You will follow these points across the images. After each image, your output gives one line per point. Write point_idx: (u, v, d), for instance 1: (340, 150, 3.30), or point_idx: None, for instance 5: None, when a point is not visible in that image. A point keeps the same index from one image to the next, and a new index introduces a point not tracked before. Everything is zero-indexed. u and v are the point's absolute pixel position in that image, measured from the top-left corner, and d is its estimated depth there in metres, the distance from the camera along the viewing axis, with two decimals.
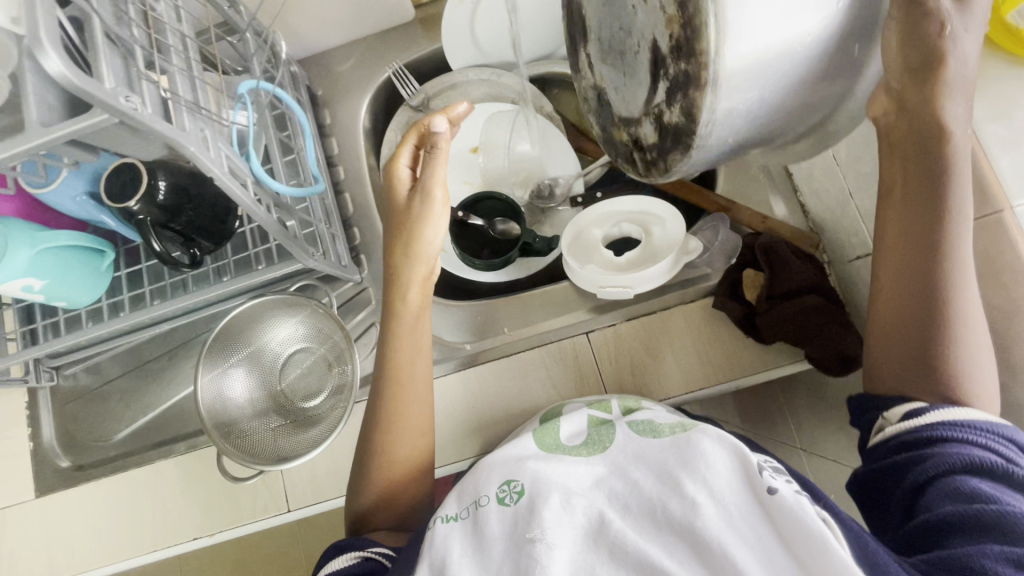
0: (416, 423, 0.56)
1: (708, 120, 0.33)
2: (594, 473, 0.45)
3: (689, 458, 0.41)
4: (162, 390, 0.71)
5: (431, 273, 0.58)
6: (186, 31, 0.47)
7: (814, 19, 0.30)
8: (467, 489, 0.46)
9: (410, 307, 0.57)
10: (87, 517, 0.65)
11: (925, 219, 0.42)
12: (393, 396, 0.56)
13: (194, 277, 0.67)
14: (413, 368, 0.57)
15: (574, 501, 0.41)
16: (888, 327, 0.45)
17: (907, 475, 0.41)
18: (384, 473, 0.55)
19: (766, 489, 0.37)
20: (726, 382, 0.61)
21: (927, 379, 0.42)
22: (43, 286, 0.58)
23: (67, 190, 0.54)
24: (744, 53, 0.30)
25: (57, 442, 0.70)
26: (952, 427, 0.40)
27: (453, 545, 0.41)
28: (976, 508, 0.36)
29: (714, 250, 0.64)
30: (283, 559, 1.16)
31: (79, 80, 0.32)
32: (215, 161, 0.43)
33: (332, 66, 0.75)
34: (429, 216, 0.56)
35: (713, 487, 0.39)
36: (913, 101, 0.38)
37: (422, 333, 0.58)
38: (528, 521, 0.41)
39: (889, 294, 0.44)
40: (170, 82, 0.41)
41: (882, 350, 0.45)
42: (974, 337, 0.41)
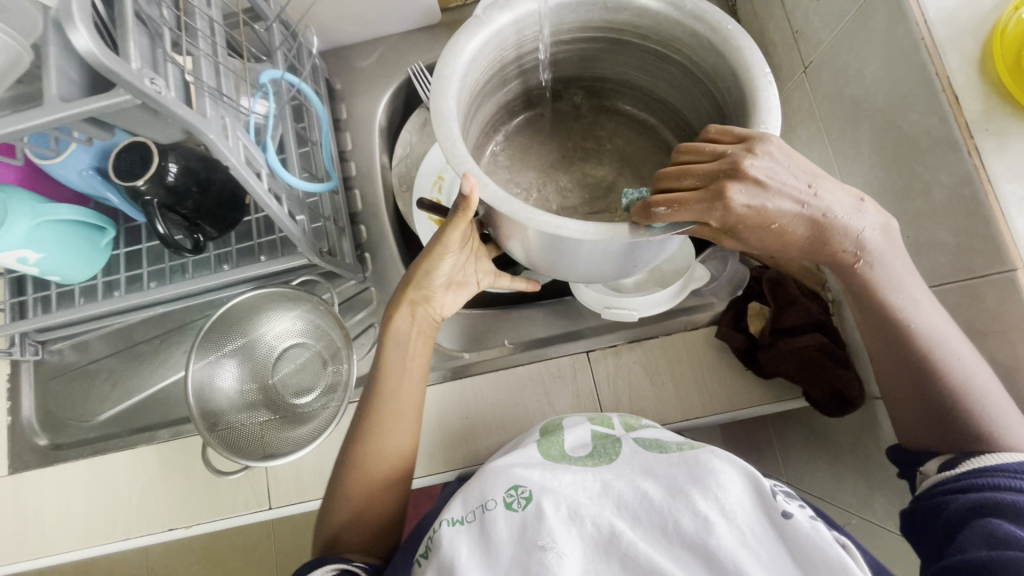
0: (394, 408, 0.55)
1: (621, 274, 0.48)
2: (600, 479, 0.44)
3: (702, 477, 0.41)
4: (151, 374, 0.70)
5: (429, 308, 0.55)
6: (215, 17, 0.46)
7: (633, 254, 0.42)
8: (473, 492, 0.45)
9: (405, 335, 0.55)
10: (61, 500, 0.63)
11: (880, 324, 0.45)
12: (383, 383, 0.55)
13: (194, 262, 0.66)
14: (404, 367, 0.55)
15: (579, 513, 0.41)
16: (903, 405, 0.46)
17: (941, 513, 0.41)
18: (369, 471, 0.53)
19: (781, 513, 0.37)
20: (722, 413, 0.61)
21: (951, 434, 0.43)
22: (39, 258, 0.56)
23: (74, 164, 0.52)
24: (588, 277, 0.47)
25: (36, 419, 0.68)
26: (985, 472, 0.40)
27: (460, 547, 0.41)
28: (1000, 553, 0.36)
29: (721, 281, 0.64)
30: (254, 553, 1.14)
31: (107, 59, 0.31)
32: (233, 150, 0.42)
33: (353, 62, 0.75)
34: (433, 266, 0.52)
35: (728, 508, 0.38)
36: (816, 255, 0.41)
37: (416, 342, 0.56)
38: (537, 528, 0.40)
39: (891, 380, 0.46)
40: (193, 67, 0.40)
41: (909, 422, 0.46)
42: (983, 387, 0.41)
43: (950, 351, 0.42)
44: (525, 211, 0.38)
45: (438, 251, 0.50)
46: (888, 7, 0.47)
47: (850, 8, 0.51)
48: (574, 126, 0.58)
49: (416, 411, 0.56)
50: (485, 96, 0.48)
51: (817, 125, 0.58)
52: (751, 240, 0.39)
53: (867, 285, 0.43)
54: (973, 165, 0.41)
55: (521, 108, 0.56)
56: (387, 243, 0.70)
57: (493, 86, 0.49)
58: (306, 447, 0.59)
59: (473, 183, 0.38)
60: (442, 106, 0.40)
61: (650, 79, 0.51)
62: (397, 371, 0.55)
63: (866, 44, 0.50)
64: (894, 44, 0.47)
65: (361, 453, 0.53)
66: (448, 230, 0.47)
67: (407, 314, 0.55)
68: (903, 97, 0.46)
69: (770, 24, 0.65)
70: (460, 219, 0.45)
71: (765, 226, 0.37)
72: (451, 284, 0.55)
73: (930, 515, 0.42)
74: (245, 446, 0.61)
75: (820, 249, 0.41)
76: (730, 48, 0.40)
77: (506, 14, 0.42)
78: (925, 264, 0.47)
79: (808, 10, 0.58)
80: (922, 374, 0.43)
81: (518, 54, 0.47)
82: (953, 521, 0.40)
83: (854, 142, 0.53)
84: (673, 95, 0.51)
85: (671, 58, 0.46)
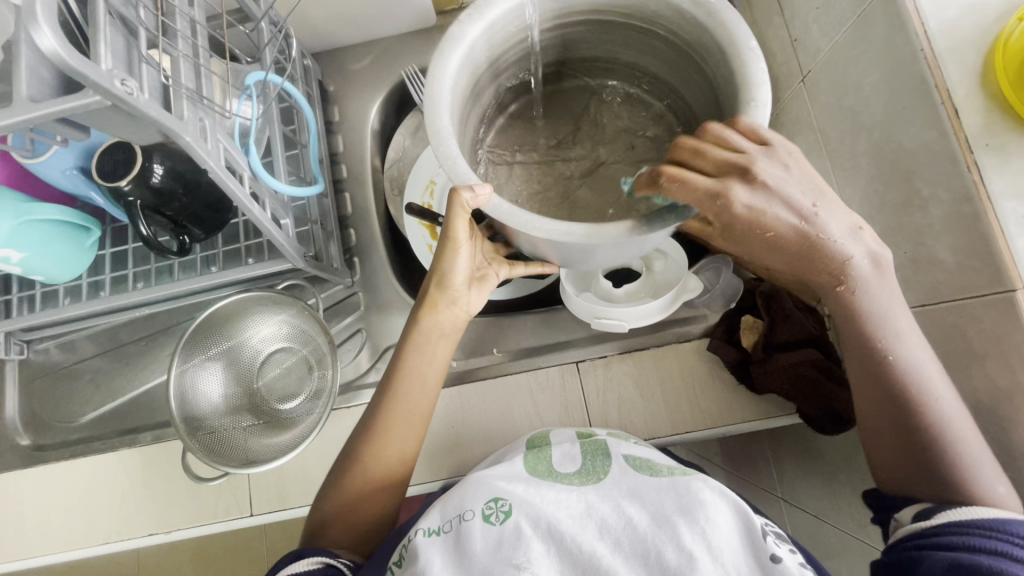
0: (407, 409, 0.52)
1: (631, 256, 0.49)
2: (585, 500, 0.43)
3: (690, 508, 0.39)
4: (136, 375, 0.69)
5: (452, 308, 0.53)
6: (199, 17, 0.45)
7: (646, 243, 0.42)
8: (451, 502, 0.44)
9: (433, 325, 0.53)
10: (41, 502, 0.63)
11: (868, 358, 0.43)
12: (395, 384, 0.52)
13: (181, 264, 0.65)
14: (423, 364, 0.53)
15: (559, 533, 0.39)
16: (881, 445, 0.44)
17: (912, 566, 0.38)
18: (365, 474, 0.50)
19: (770, 557, 0.37)
20: (713, 429, 0.60)
21: (928, 477, 0.41)
22: (22, 258, 0.56)
23: (57, 163, 0.52)
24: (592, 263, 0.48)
25: (20, 419, 0.67)
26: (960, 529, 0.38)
27: (434, 558, 0.39)
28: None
29: (714, 292, 0.64)
30: (244, 555, 1.13)
31: (74, 61, 0.30)
32: (212, 153, 0.42)
33: (348, 64, 0.74)
34: (453, 261, 0.50)
35: (715, 545, 0.37)
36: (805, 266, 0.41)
37: (438, 339, 0.53)
38: (513, 545, 0.39)
39: (874, 420, 0.44)
40: (171, 68, 0.39)
41: (887, 460, 0.44)
42: (962, 432, 0.40)
43: (931, 390, 0.41)
44: (538, 225, 0.38)
45: (449, 244, 0.48)
46: (887, 17, 0.46)
47: (848, 17, 0.50)
48: (571, 106, 0.57)
49: (424, 416, 0.53)
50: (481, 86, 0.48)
51: (816, 136, 0.57)
52: (739, 240, 0.40)
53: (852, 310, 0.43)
54: (972, 180, 0.40)
55: (518, 90, 0.55)
56: (377, 248, 0.69)
57: (488, 75, 0.48)
58: (289, 454, 0.58)
59: (484, 194, 0.40)
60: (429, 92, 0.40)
61: (640, 55, 0.51)
62: (415, 367, 0.53)
63: (865, 55, 0.48)
64: (893, 54, 0.45)
65: (363, 451, 0.51)
66: (450, 224, 0.45)
67: (432, 314, 0.52)
68: (901, 109, 0.45)
69: (768, 32, 0.63)
70: (459, 213, 0.44)
71: (756, 232, 0.39)
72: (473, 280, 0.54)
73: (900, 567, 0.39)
74: (227, 451, 0.60)
75: (811, 264, 0.41)
76: (716, 21, 0.40)
77: (499, 2, 0.42)
78: (922, 281, 0.46)
79: (807, 18, 0.56)
80: (906, 413, 0.42)
81: (512, 41, 0.46)
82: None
83: (851, 154, 0.52)
84: (664, 70, 0.51)
85: (658, 33, 0.46)
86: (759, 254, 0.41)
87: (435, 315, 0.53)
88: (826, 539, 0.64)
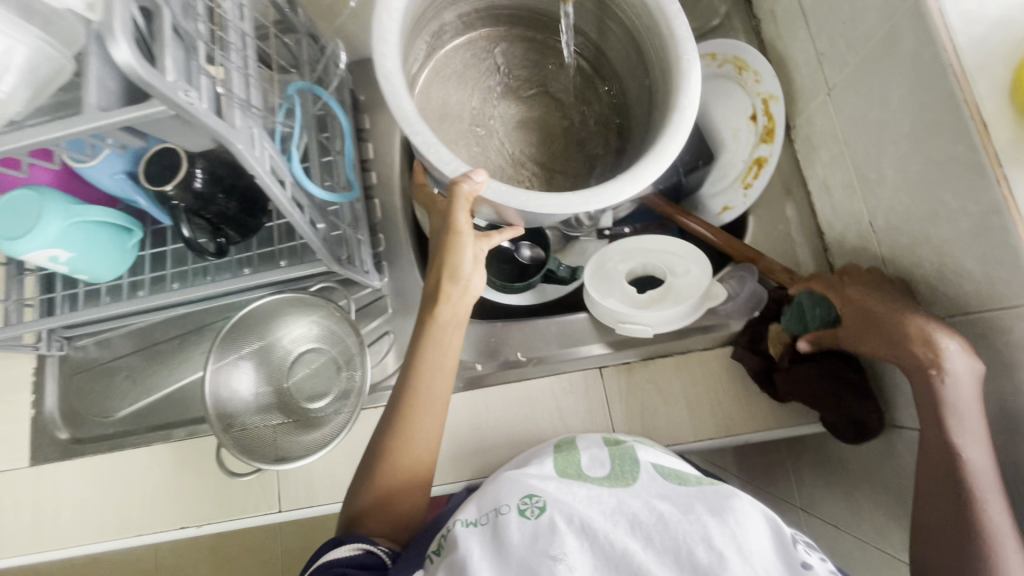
0: (425, 397, 0.51)
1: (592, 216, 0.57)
2: (615, 497, 0.43)
3: (720, 510, 0.40)
4: (170, 373, 0.71)
5: (464, 296, 0.52)
6: (248, 30, 0.47)
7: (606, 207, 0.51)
8: (488, 497, 0.46)
9: (441, 321, 0.51)
10: (77, 494, 0.65)
11: (938, 446, 0.42)
12: (414, 374, 0.52)
13: (216, 266, 0.67)
14: (439, 358, 0.52)
15: (592, 529, 0.40)
16: (925, 535, 0.43)
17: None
18: (394, 469, 0.50)
19: (801, 563, 0.37)
20: (736, 435, 0.61)
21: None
22: (69, 257, 0.58)
23: (107, 167, 0.54)
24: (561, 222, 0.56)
25: (58, 413, 0.69)
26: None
27: (473, 546, 0.40)
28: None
29: (737, 301, 0.64)
30: (260, 554, 1.15)
31: (144, 71, 0.32)
32: (259, 160, 0.43)
33: (378, 74, 0.76)
34: (456, 251, 0.50)
35: (744, 546, 0.37)
36: (893, 348, 0.45)
37: (451, 339, 0.52)
38: (549, 537, 0.40)
39: (929, 513, 0.43)
40: (224, 78, 0.42)
41: (930, 553, 0.42)
42: (1009, 552, 0.39)
43: (990, 499, 0.40)
44: (532, 200, 0.47)
45: (453, 238, 0.49)
46: (915, 31, 0.47)
47: (875, 31, 0.51)
48: (518, 60, 0.67)
49: (445, 403, 0.53)
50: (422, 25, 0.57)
51: (842, 148, 0.58)
52: (846, 322, 0.50)
53: (935, 395, 0.42)
54: (1001, 193, 0.41)
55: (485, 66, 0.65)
56: (405, 252, 0.71)
57: (432, 15, 0.58)
58: (316, 454, 0.59)
59: (481, 181, 0.46)
60: (387, 26, 0.48)
61: (615, 52, 0.63)
62: (434, 364, 0.52)
63: (892, 69, 0.49)
64: (921, 68, 0.46)
65: (390, 447, 0.51)
66: (452, 221, 0.48)
67: (449, 305, 0.51)
68: (929, 121, 0.46)
69: (794, 45, 0.65)
70: (460, 208, 0.47)
71: (863, 311, 0.48)
72: (479, 262, 0.52)
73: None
74: (258, 449, 0.62)
75: (898, 346, 0.44)
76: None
77: None
78: (951, 294, 0.46)
79: (833, 32, 0.58)
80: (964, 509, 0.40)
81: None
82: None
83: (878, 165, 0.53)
84: (625, 58, 0.62)
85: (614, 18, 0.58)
86: (856, 325, 0.48)
87: (452, 306, 0.51)
88: (844, 549, 0.64)
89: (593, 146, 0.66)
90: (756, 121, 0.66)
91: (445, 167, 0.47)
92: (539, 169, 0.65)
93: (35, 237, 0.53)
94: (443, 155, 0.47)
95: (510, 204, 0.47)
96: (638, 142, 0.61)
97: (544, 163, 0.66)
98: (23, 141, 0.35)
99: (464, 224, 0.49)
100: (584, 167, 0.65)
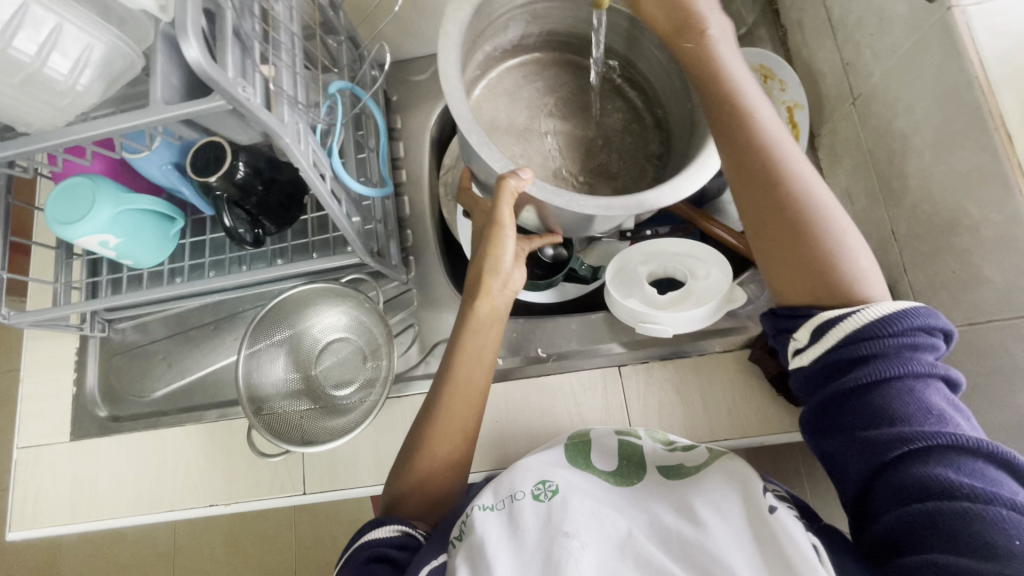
0: (463, 390, 0.53)
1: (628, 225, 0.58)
2: (617, 500, 0.48)
3: (703, 488, 0.46)
4: (204, 357, 0.74)
5: (504, 288, 0.54)
6: (296, 32, 0.50)
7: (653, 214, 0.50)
8: (503, 484, 0.48)
9: (478, 315, 0.53)
10: (114, 469, 0.68)
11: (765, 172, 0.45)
12: (454, 367, 0.53)
13: (251, 255, 0.70)
14: (477, 351, 0.54)
15: (603, 514, 0.44)
16: (774, 250, 0.45)
17: (841, 408, 0.41)
18: (425, 458, 0.52)
19: (768, 508, 0.42)
20: (751, 436, 0.62)
21: (822, 270, 0.43)
22: (118, 243, 0.61)
23: (156, 158, 0.57)
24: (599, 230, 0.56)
25: (98, 392, 0.73)
26: (891, 350, 0.39)
27: (491, 529, 0.43)
28: (921, 505, 0.37)
29: (758, 303, 0.66)
30: (275, 539, 1.18)
31: (211, 69, 0.35)
32: (303, 153, 0.46)
33: (409, 74, 0.79)
34: (497, 242, 0.52)
35: (720, 509, 0.44)
36: (694, 60, 0.49)
37: (490, 337, 0.55)
38: (561, 516, 0.43)
39: (767, 236, 0.46)
40: (275, 76, 0.44)
41: (785, 269, 0.45)
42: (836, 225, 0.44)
43: (805, 179, 0.45)
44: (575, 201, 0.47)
45: (495, 232, 0.51)
46: (941, 43, 0.48)
47: (902, 41, 0.52)
48: (563, 69, 0.69)
49: (483, 394, 0.54)
50: (480, 37, 0.57)
51: (865, 156, 0.59)
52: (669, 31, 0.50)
53: (739, 104, 0.47)
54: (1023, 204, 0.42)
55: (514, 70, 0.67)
56: (432, 247, 0.73)
57: (492, 33, 0.59)
58: (343, 438, 0.61)
59: (526, 179, 0.47)
60: (451, 36, 0.49)
61: (648, 66, 0.63)
62: (472, 357, 0.54)
63: (917, 81, 0.50)
64: (946, 80, 0.47)
65: (428, 435, 0.53)
66: (496, 214, 0.50)
67: (488, 299, 0.53)
68: (953, 133, 0.47)
69: (819, 54, 0.66)
70: (504, 202, 0.48)
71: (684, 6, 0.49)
72: (517, 259, 0.55)
73: (829, 406, 0.42)
74: (286, 431, 0.64)
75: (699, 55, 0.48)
76: None
77: None
78: (973, 301, 0.47)
79: (860, 42, 0.59)
80: (794, 208, 0.44)
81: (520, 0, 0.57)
82: (864, 462, 0.40)
83: (900, 174, 0.54)
84: (659, 72, 0.62)
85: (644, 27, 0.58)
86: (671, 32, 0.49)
87: (492, 300, 0.54)
88: None
89: (639, 148, 0.66)
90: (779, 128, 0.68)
91: (494, 163, 0.47)
92: (581, 182, 0.64)
93: (87, 223, 0.56)
94: (494, 152, 0.48)
95: (553, 204, 0.48)
96: (679, 158, 0.61)
97: (590, 163, 0.65)
98: (95, 130, 0.38)
99: (508, 218, 0.50)
100: (622, 180, 0.65)
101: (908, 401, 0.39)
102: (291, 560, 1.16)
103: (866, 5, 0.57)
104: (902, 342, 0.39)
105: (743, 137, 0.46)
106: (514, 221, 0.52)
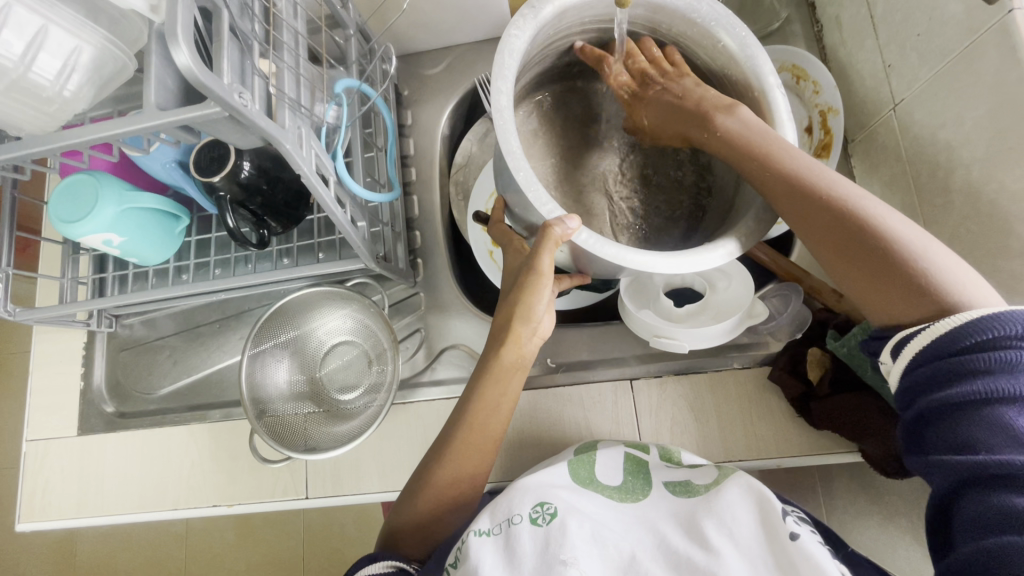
0: (476, 438, 0.51)
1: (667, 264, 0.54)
2: (624, 517, 0.46)
3: (717, 509, 0.44)
4: (210, 354, 0.73)
5: (532, 336, 0.51)
6: (300, 28, 0.47)
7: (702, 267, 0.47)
8: (499, 507, 0.45)
9: (500, 364, 0.50)
10: (119, 463, 0.68)
11: (814, 204, 0.43)
12: (477, 400, 0.51)
13: (257, 255, 0.69)
14: (497, 401, 0.51)
15: (605, 538, 0.43)
16: (852, 272, 0.42)
17: (927, 427, 0.39)
18: (430, 489, 0.50)
19: (788, 534, 0.40)
20: (768, 459, 0.59)
21: (904, 289, 0.40)
22: (122, 241, 0.60)
23: (160, 157, 0.56)
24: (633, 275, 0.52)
25: (105, 387, 0.73)
26: (982, 363, 0.36)
27: (487, 559, 0.41)
28: (989, 541, 0.34)
29: (782, 320, 0.62)
30: (283, 525, 1.19)
31: (202, 76, 0.32)
32: (306, 159, 0.44)
33: (423, 69, 0.76)
34: (537, 288, 0.48)
35: (733, 532, 0.42)
36: (689, 131, 0.51)
37: (511, 383, 0.52)
38: (560, 542, 0.41)
39: (837, 259, 0.43)
40: (276, 77, 0.42)
41: (867, 292, 0.42)
42: (903, 230, 0.41)
43: (856, 195, 0.43)
44: (625, 255, 0.44)
45: (532, 281, 0.47)
46: (1001, 51, 0.45)
47: (955, 46, 0.49)
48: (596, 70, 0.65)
49: (501, 432, 0.53)
50: (533, 62, 0.54)
51: (904, 167, 0.56)
52: (654, 126, 0.55)
53: (750, 140, 0.45)
54: None
55: None
56: (440, 251, 0.71)
57: (542, 56, 0.55)
58: (346, 446, 0.60)
59: (573, 227, 0.44)
60: (507, 63, 0.46)
61: None
62: (493, 400, 0.51)
63: (970, 89, 0.48)
64: (1003, 91, 0.45)
65: (436, 472, 0.51)
66: (536, 262, 0.46)
67: (515, 348, 0.50)
68: (1007, 149, 0.44)
69: (858, 55, 0.61)
70: (546, 249, 0.45)
71: (663, 97, 0.52)
72: (549, 306, 0.51)
73: (916, 425, 0.39)
74: (290, 437, 0.63)
75: (694, 111, 0.50)
76: (744, 56, 0.48)
77: (550, 8, 0.48)
78: None
79: (904, 45, 0.55)
80: (852, 228, 0.42)
81: (578, 30, 0.54)
82: (944, 487, 0.37)
83: (943, 191, 0.51)
84: None
85: (700, 59, 0.54)
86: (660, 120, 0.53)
87: (517, 348, 0.50)
88: None
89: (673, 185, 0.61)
90: (812, 134, 0.65)
91: (542, 207, 0.44)
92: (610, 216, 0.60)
93: (92, 220, 0.55)
94: (543, 195, 0.44)
95: (601, 255, 0.44)
96: (723, 210, 0.56)
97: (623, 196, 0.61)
98: (84, 135, 0.36)
99: (548, 268, 0.47)
100: (653, 221, 0.60)
101: (993, 426, 0.35)
102: (297, 547, 1.17)
103: (914, 5, 0.53)
104: (992, 358, 0.35)
105: (776, 178, 0.44)
106: (553, 269, 0.48)
